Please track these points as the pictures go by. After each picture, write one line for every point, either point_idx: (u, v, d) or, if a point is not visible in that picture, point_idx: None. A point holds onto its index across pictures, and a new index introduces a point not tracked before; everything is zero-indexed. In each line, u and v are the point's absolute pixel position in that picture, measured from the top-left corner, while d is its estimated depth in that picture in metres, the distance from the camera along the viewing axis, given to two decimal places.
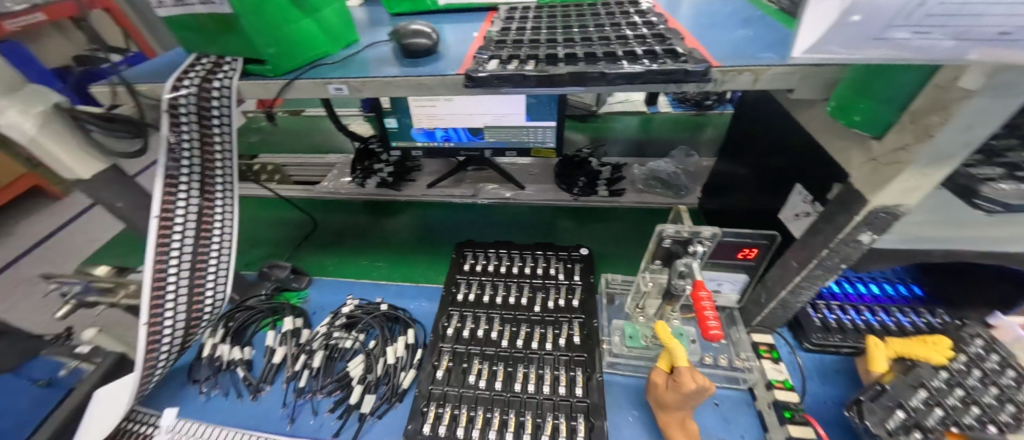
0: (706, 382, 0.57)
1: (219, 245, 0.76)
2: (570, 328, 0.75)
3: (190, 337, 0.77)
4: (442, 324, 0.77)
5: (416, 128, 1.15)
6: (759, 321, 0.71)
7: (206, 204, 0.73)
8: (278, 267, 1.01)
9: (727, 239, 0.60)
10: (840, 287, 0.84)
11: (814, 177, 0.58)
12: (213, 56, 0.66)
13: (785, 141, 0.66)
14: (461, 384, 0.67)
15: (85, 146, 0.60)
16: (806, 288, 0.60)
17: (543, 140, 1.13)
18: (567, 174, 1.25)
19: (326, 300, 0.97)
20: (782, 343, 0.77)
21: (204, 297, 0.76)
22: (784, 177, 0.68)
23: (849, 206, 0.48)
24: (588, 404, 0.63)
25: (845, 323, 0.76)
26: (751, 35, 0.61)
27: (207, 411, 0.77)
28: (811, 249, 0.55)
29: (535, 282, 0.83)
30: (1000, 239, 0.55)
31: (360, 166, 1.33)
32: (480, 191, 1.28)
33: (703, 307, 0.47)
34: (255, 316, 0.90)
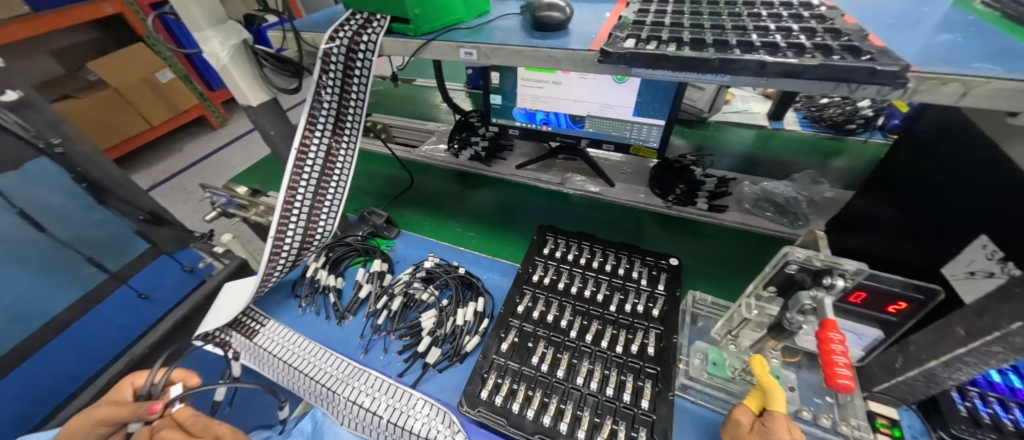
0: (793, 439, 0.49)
1: (337, 182, 0.85)
2: (645, 337, 0.70)
3: (299, 257, 0.89)
4: (514, 300, 0.78)
5: (518, 108, 1.15)
6: (883, 388, 0.59)
7: (335, 143, 0.81)
8: (375, 214, 1.11)
9: (868, 283, 0.51)
10: (1007, 377, 0.65)
11: (1014, 230, 0.45)
12: (366, 13, 0.74)
13: (970, 179, 0.53)
14: (523, 362, 0.68)
15: (258, 77, 0.72)
16: (970, 365, 0.48)
17: (646, 138, 1.06)
18: (664, 178, 1.15)
19: (410, 253, 1.05)
20: (907, 423, 0.64)
21: (317, 226, 0.86)
22: (957, 226, 0.54)
23: None
24: (654, 420, 0.59)
25: (1007, 422, 0.59)
26: (961, 41, 0.48)
27: (301, 322, 0.89)
28: (994, 319, 0.43)
29: (614, 281, 0.80)
30: None
31: (458, 137, 1.38)
32: (568, 181, 1.26)
33: (831, 349, 0.41)
34: (351, 253, 1.01)
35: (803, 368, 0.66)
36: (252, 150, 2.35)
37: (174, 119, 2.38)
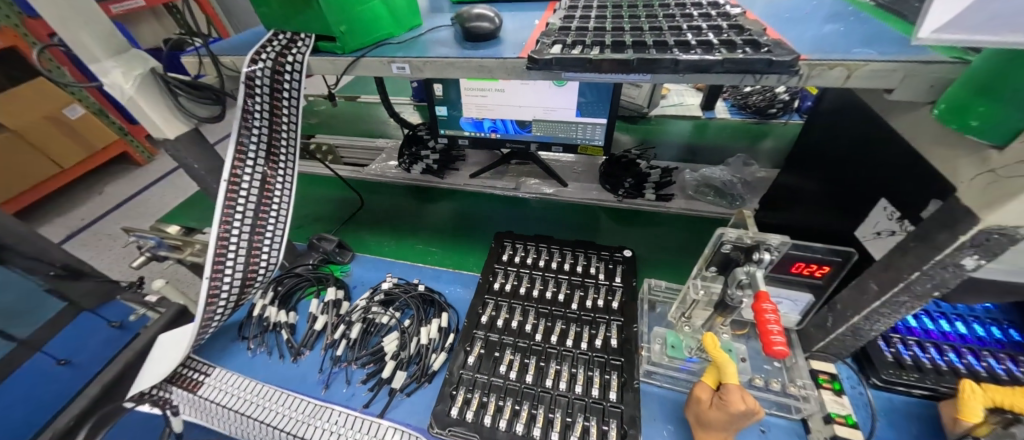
0: (748, 408, 0.53)
1: (277, 211, 0.80)
2: (607, 330, 0.72)
3: (243, 296, 0.82)
4: (477, 311, 0.77)
5: (465, 117, 1.15)
6: (821, 347, 0.64)
7: (270, 170, 0.77)
8: (326, 239, 1.05)
9: (793, 252, 0.55)
10: (920, 321, 0.73)
11: (904, 191, 0.51)
12: (289, 33, 0.71)
13: (864, 150, 0.60)
14: (492, 373, 0.67)
15: (174, 107, 0.67)
16: (884, 315, 0.54)
17: (591, 137, 1.09)
18: (613, 174, 1.20)
19: (367, 276, 1.01)
20: (846, 375, 0.70)
21: (260, 260, 0.81)
22: (861, 193, 0.61)
23: (952, 224, 0.41)
24: (623, 410, 0.61)
25: (923, 361, 0.67)
26: (843, 30, 0.54)
27: (252, 366, 0.83)
28: (898, 271, 0.48)
29: (573, 279, 0.82)
30: None
31: (408, 152, 1.35)
32: (522, 186, 1.27)
33: (767, 320, 0.45)
34: (302, 284, 0.96)
35: (752, 338, 0.71)
36: (184, 186, 2.17)
37: (91, 159, 2.13)
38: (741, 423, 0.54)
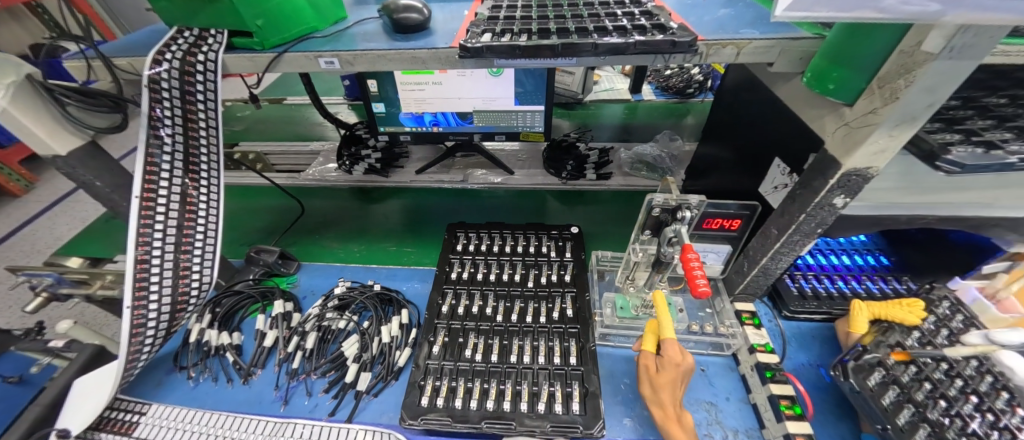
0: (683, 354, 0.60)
1: (205, 225, 0.75)
2: (563, 302, 0.78)
3: (175, 323, 0.76)
4: (437, 301, 0.78)
5: (404, 113, 1.12)
6: (741, 289, 0.74)
7: (191, 181, 0.71)
8: (266, 251, 0.99)
9: (710, 211, 0.64)
10: (817, 258, 0.87)
11: (791, 149, 0.61)
12: (197, 29, 0.65)
13: (759, 117, 0.70)
14: (458, 358, 0.70)
15: (60, 117, 0.60)
16: (785, 255, 0.64)
17: (532, 124, 1.13)
18: (555, 158, 1.24)
19: (317, 284, 0.98)
20: (764, 311, 0.81)
21: (190, 279, 0.75)
22: (760, 155, 0.71)
23: (825, 171, 0.50)
24: (582, 371, 0.67)
25: (820, 291, 0.80)
26: (734, 13, 0.62)
27: (198, 396, 0.77)
28: (790, 216, 0.58)
29: (526, 260, 0.86)
30: (957, 203, 0.60)
31: (347, 153, 1.27)
32: (470, 177, 1.27)
33: (693, 267, 0.53)
34: (243, 302, 0.90)
35: (686, 292, 0.80)
36: (80, 214, 1.87)
37: None
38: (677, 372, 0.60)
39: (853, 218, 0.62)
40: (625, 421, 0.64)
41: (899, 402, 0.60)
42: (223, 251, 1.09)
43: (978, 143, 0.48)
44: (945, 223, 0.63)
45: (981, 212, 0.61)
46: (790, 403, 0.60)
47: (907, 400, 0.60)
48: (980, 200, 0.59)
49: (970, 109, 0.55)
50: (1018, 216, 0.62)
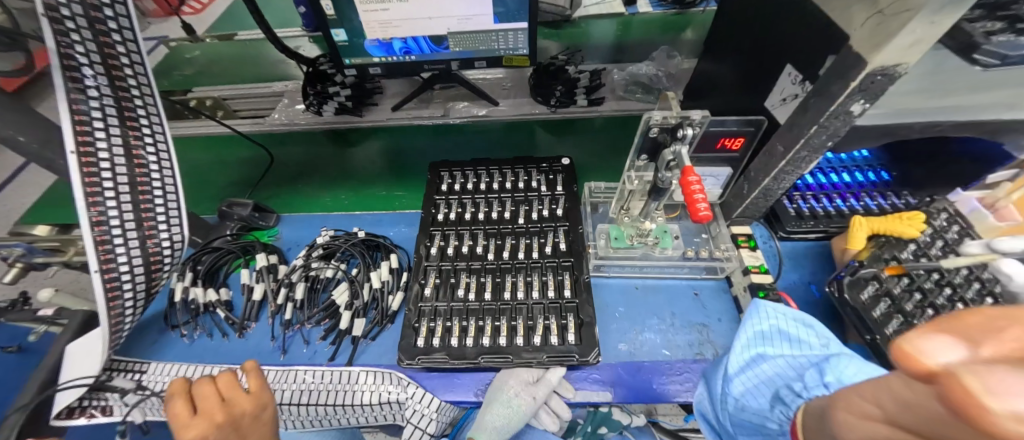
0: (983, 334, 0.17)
1: (161, 180, 0.69)
2: (555, 236, 0.75)
3: (154, 284, 0.72)
4: (425, 244, 0.75)
5: (370, 41, 0.94)
6: (739, 213, 0.72)
7: (131, 131, 0.64)
8: (239, 204, 0.93)
9: (711, 130, 0.60)
10: (818, 177, 0.83)
11: (807, 52, 0.54)
12: None
13: (772, 17, 0.61)
14: (451, 299, 0.69)
15: None
16: (788, 174, 0.60)
17: (516, 47, 0.97)
18: (543, 83, 1.10)
19: (299, 235, 0.95)
20: (759, 233, 0.80)
21: (159, 242, 0.69)
22: (768, 64, 0.63)
23: (845, 74, 0.44)
24: (577, 304, 0.66)
25: (817, 210, 0.78)
26: None
27: (196, 351, 0.77)
28: (799, 129, 0.53)
29: (516, 196, 0.81)
30: (978, 106, 0.55)
31: (312, 91, 1.08)
32: (451, 111, 1.12)
33: (693, 192, 0.49)
34: (225, 257, 0.86)
35: (682, 219, 0.78)
36: (36, 177, 1.73)
37: None
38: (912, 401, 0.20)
39: (865, 128, 0.58)
40: (620, 346, 0.66)
41: (887, 311, 0.61)
42: (195, 209, 1.04)
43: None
44: (962, 129, 0.59)
45: (1003, 114, 0.57)
46: None
47: (895, 310, 0.61)
48: (1004, 100, 0.54)
49: None
50: None
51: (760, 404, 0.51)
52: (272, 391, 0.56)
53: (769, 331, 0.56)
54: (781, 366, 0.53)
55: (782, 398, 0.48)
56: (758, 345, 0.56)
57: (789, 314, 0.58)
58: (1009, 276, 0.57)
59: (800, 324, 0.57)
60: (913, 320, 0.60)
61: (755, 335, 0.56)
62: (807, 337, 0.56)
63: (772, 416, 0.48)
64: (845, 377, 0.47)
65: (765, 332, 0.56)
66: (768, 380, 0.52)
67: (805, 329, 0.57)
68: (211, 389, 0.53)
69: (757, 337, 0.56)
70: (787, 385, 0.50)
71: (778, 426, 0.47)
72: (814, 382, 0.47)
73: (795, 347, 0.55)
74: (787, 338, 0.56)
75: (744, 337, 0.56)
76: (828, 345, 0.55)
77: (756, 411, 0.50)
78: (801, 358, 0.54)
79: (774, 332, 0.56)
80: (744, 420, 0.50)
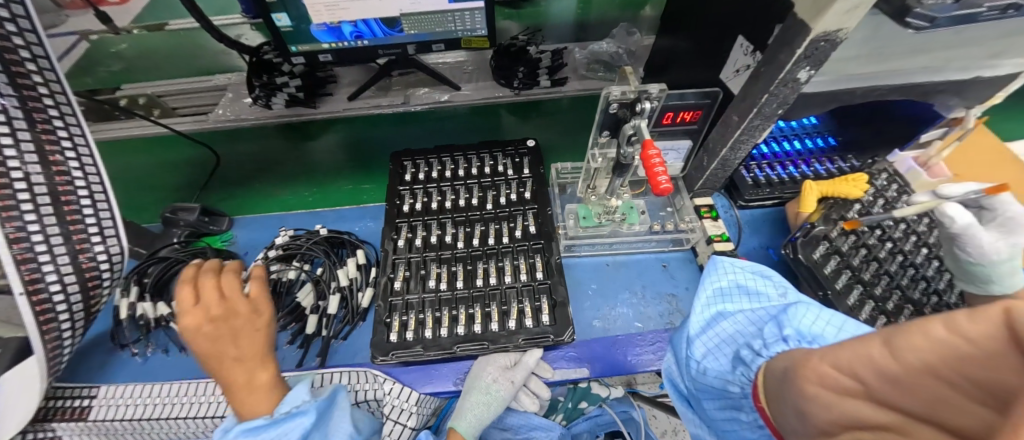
0: (956, 337, 0.18)
1: (88, 187, 0.62)
2: (525, 220, 0.74)
3: (94, 302, 0.66)
4: (392, 237, 0.73)
5: (316, 25, 0.87)
6: (701, 185, 0.74)
7: (44, 135, 0.57)
8: (185, 210, 0.87)
9: (670, 103, 0.60)
10: (772, 146, 0.87)
11: (756, 22, 0.55)
12: None
13: None
14: (423, 291, 0.67)
15: None
16: (744, 143, 0.62)
17: (473, 27, 0.93)
18: (504, 65, 1.05)
19: (255, 237, 0.93)
20: (720, 203, 0.82)
21: (94, 256, 0.63)
22: (720, 36, 0.64)
23: (792, 40, 0.46)
24: (549, 284, 0.67)
25: (772, 178, 0.81)
26: None
27: (154, 370, 0.73)
28: (752, 99, 0.54)
29: (483, 182, 0.80)
30: (909, 70, 0.59)
31: (258, 83, 0.97)
32: (412, 98, 1.05)
33: (654, 165, 0.50)
34: (175, 267, 0.80)
35: (648, 194, 0.79)
36: None
37: None
38: (897, 380, 0.20)
39: (812, 96, 0.60)
40: (594, 323, 0.68)
41: (837, 267, 0.66)
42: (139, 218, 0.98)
43: None
44: (897, 92, 0.62)
45: (931, 76, 0.61)
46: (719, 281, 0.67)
47: (844, 266, 0.65)
48: (932, 63, 0.58)
49: None
50: (961, 78, 0.63)
51: (721, 366, 0.51)
52: (266, 301, 0.64)
53: (729, 289, 0.58)
54: (741, 322, 0.53)
55: (742, 360, 0.47)
56: (719, 304, 0.57)
57: (748, 267, 0.60)
58: (951, 219, 0.55)
59: (755, 276, 0.59)
60: (859, 273, 0.64)
61: (714, 293, 0.58)
62: (767, 290, 0.57)
63: (733, 380, 0.47)
64: (802, 328, 0.46)
65: (724, 290, 0.58)
66: (728, 340, 0.52)
67: (763, 281, 0.58)
68: (213, 285, 0.61)
69: (716, 295, 0.59)
70: (746, 343, 0.48)
71: (739, 389, 0.46)
72: (772, 337, 0.46)
73: (754, 301, 0.57)
74: (745, 293, 0.57)
75: (702, 298, 0.59)
76: (786, 295, 0.57)
77: (717, 374, 0.50)
78: (756, 309, 0.55)
79: (732, 289, 0.58)
80: (708, 386, 0.51)
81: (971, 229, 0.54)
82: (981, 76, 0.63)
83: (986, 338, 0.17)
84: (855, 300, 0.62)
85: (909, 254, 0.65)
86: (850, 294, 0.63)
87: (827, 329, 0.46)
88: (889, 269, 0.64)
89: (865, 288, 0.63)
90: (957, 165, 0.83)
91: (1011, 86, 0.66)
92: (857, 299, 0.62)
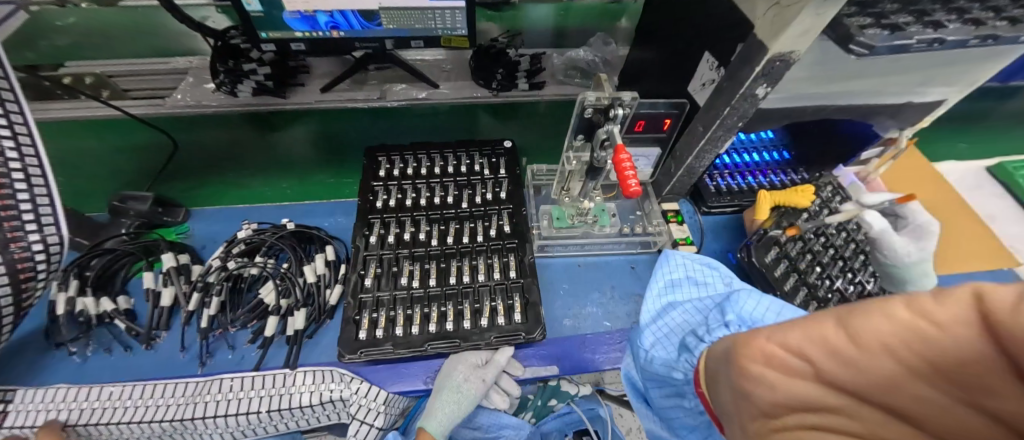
0: (921, 321, 0.19)
1: (23, 170, 0.57)
2: (500, 219, 0.75)
3: (25, 297, 0.60)
4: (363, 233, 0.72)
5: (289, 12, 0.84)
6: (669, 190, 0.78)
7: None
8: (135, 199, 0.82)
9: (642, 111, 0.64)
10: (733, 156, 0.92)
11: (721, 40, 0.58)
12: None
13: (692, 6, 0.65)
14: (394, 288, 0.67)
15: None
16: (708, 153, 0.66)
17: (453, 26, 0.92)
18: (483, 65, 1.06)
19: (216, 230, 0.87)
20: (686, 208, 0.86)
21: (28, 245, 0.58)
22: (689, 51, 0.68)
23: (753, 58, 0.49)
24: (523, 283, 0.68)
25: (733, 187, 0.87)
26: None
27: (92, 371, 0.68)
28: (716, 111, 0.58)
29: (459, 180, 0.80)
30: (854, 91, 0.65)
31: (223, 69, 0.92)
32: (388, 93, 1.03)
33: (625, 168, 0.52)
34: (121, 260, 0.75)
35: (619, 198, 0.82)
36: None
37: None
38: (856, 365, 0.21)
39: (769, 112, 0.65)
40: (565, 322, 0.69)
41: (787, 270, 0.71)
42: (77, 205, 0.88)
43: (887, 25, 0.50)
44: (841, 112, 0.69)
45: (871, 99, 0.67)
46: None
47: (793, 269, 0.71)
48: (871, 87, 0.64)
49: None
50: (896, 102, 0.70)
51: (668, 354, 0.54)
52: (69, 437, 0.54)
53: (679, 280, 0.63)
54: (688, 311, 0.58)
55: (687, 346, 0.52)
56: (668, 294, 0.62)
57: (698, 259, 0.65)
58: (870, 223, 0.69)
59: (703, 268, 0.64)
60: (806, 275, 0.70)
61: (665, 284, 0.63)
62: (711, 281, 0.62)
63: (677, 366, 0.52)
64: (744, 313, 0.51)
65: (676, 281, 0.63)
66: (676, 327, 0.57)
67: (710, 272, 0.63)
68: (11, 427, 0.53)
69: (667, 286, 0.63)
70: (693, 331, 0.53)
71: (682, 375, 0.51)
72: (716, 323, 0.51)
73: (701, 290, 0.62)
74: (692, 284, 0.62)
75: (655, 288, 0.63)
76: (731, 284, 0.62)
77: (663, 361, 0.53)
78: (702, 298, 0.59)
79: (682, 280, 0.63)
80: (654, 373, 0.54)
81: (886, 233, 0.67)
82: (912, 101, 0.70)
83: (954, 323, 0.18)
84: (801, 300, 0.68)
85: (850, 258, 0.71)
86: (797, 295, 0.68)
87: (765, 314, 0.52)
88: (831, 273, 0.69)
89: (810, 289, 0.69)
90: (890, 181, 0.92)
91: (936, 112, 0.74)
92: (804, 300, 0.67)
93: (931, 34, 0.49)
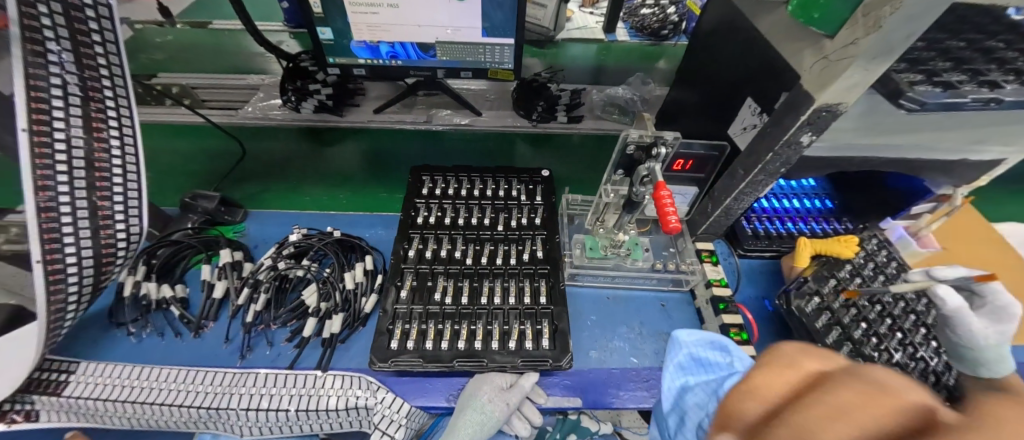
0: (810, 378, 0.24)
1: (122, 166, 0.64)
2: (533, 244, 0.77)
3: (103, 277, 0.67)
4: (403, 246, 0.75)
5: (357, 42, 0.93)
6: (703, 230, 0.78)
7: (94, 110, 0.60)
8: (204, 197, 0.91)
9: (683, 151, 0.66)
10: (771, 201, 0.91)
11: (765, 89, 0.60)
12: None
13: (735, 55, 0.67)
14: (427, 302, 0.69)
15: None
16: (747, 195, 0.66)
17: (501, 60, 0.99)
18: (525, 98, 1.11)
19: (269, 233, 0.94)
20: (721, 250, 0.86)
21: (113, 230, 0.64)
22: (730, 96, 0.69)
23: (799, 107, 0.50)
24: (553, 309, 0.68)
25: (771, 232, 0.85)
26: None
27: (145, 353, 0.72)
28: (759, 155, 0.58)
29: (496, 204, 0.83)
30: (903, 145, 0.64)
31: (291, 86, 1.01)
32: (434, 118, 1.10)
33: (664, 204, 0.54)
34: (184, 252, 0.82)
35: (652, 233, 0.82)
36: None
37: None
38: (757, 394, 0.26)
39: (812, 159, 0.65)
40: (592, 354, 0.69)
41: (828, 323, 0.68)
42: (151, 199, 0.97)
43: (938, 83, 0.50)
44: (888, 165, 0.68)
45: (922, 154, 0.66)
46: (738, 331, 0.67)
47: (835, 323, 0.68)
48: (921, 142, 0.63)
49: (934, 51, 0.56)
50: (949, 159, 0.68)
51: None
52: None
53: (688, 360, 0.57)
54: (700, 395, 0.51)
55: None
56: (681, 378, 0.55)
57: (702, 337, 0.59)
58: (943, 299, 0.56)
59: (706, 346, 0.59)
60: (849, 331, 0.67)
61: (677, 367, 0.56)
62: (718, 360, 0.57)
63: None
64: None
65: (700, 356, 0.57)
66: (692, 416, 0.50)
67: (716, 351, 0.58)
68: None
69: (679, 369, 0.57)
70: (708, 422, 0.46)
71: None
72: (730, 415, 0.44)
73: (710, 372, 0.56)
74: (703, 365, 0.56)
75: (675, 361, 0.57)
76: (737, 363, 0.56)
77: None
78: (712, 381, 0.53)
79: (691, 361, 0.57)
80: None
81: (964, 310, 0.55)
82: (968, 159, 0.68)
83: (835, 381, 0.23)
84: (844, 356, 0.64)
85: (899, 317, 0.68)
86: (840, 350, 0.65)
87: None
88: (877, 330, 0.66)
89: (854, 345, 0.65)
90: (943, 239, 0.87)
91: (994, 171, 0.71)
92: (847, 356, 0.64)
93: (986, 94, 0.49)
